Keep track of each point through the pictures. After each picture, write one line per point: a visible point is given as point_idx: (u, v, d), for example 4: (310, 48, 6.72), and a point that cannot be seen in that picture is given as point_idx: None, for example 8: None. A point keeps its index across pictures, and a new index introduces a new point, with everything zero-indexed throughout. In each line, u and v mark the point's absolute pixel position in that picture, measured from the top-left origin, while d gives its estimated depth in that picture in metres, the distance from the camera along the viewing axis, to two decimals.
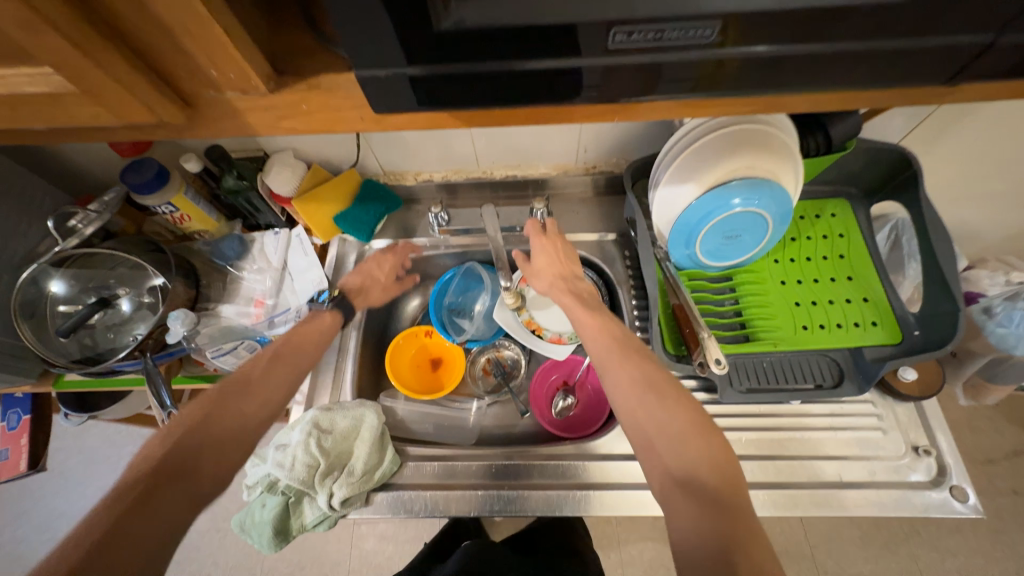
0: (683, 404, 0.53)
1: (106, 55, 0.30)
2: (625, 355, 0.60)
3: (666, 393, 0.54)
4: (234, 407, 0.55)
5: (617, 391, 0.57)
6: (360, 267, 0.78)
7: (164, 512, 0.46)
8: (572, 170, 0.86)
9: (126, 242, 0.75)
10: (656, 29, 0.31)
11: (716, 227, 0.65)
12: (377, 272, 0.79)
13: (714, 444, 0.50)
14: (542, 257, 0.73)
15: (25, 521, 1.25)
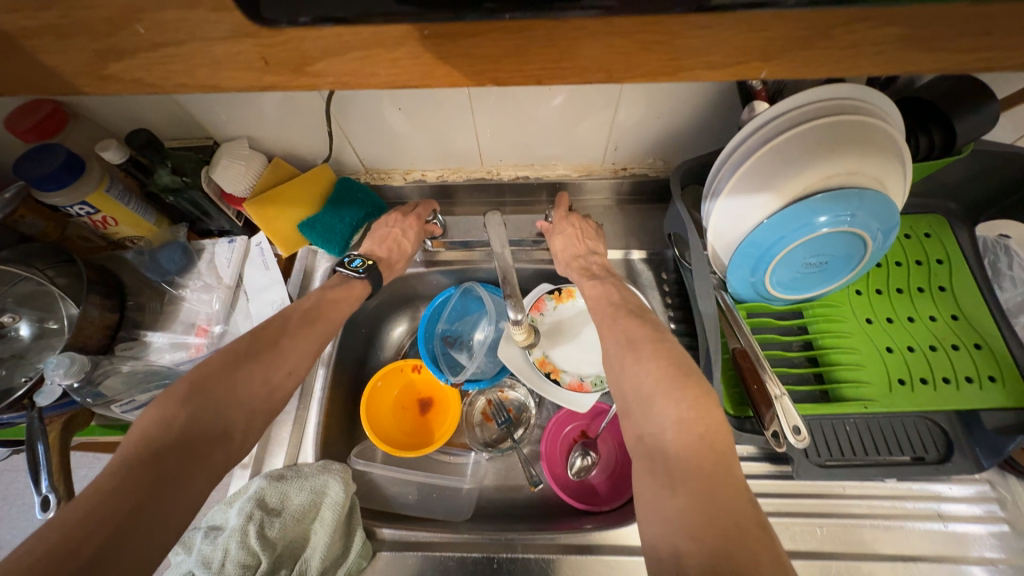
0: (668, 366, 0.43)
1: None
2: (618, 319, 0.51)
3: (650, 354, 0.45)
4: (248, 374, 0.45)
5: (612, 360, 0.48)
6: (378, 231, 0.64)
7: (175, 501, 0.37)
8: (596, 172, 0.70)
9: (30, 254, 0.59)
10: None
11: (796, 251, 0.49)
12: (398, 232, 0.64)
13: (692, 406, 0.39)
14: (563, 237, 0.63)
15: None
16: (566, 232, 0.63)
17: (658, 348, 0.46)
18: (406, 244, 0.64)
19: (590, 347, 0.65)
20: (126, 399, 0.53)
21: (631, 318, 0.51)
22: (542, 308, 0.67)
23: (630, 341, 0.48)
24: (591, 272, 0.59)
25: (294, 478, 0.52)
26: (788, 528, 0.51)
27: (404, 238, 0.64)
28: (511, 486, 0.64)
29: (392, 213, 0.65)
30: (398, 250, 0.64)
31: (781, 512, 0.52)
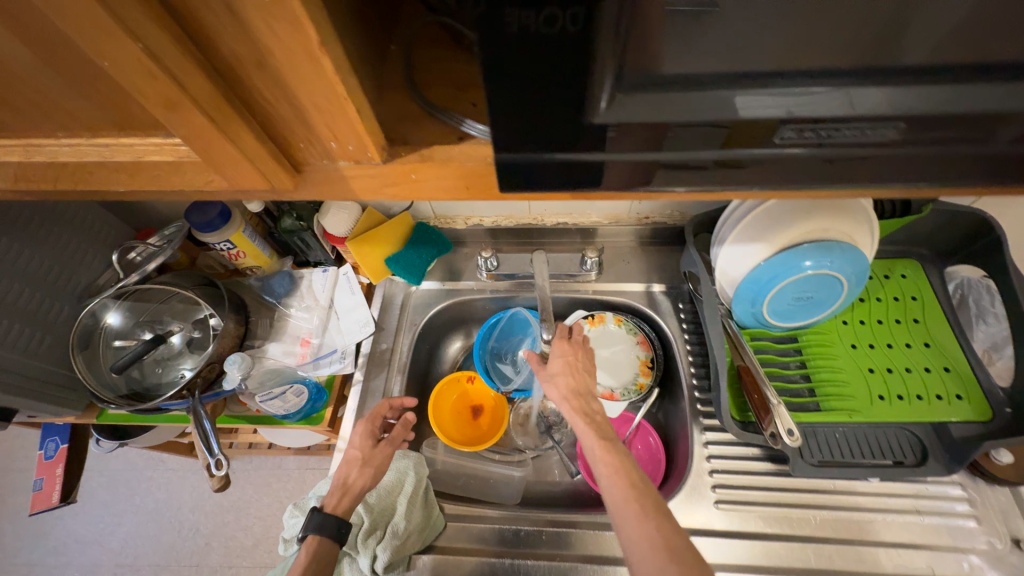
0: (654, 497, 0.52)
1: (235, 126, 0.25)
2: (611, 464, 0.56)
3: (643, 486, 0.53)
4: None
5: (615, 512, 0.52)
6: (349, 462, 0.63)
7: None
8: (623, 220, 0.85)
9: (181, 276, 0.77)
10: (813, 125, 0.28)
11: (787, 290, 0.62)
12: (359, 458, 0.63)
13: (675, 528, 0.49)
14: (557, 373, 0.67)
15: (67, 536, 1.31)
16: (562, 357, 0.68)
17: (657, 515, 0.50)
18: (365, 455, 0.63)
19: (620, 361, 0.78)
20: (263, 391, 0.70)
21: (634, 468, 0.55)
22: (579, 330, 0.80)
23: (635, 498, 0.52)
24: (589, 414, 0.63)
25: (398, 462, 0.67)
26: (787, 516, 0.62)
27: (366, 452, 0.63)
28: (549, 479, 0.76)
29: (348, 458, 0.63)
30: (356, 477, 0.61)
31: (781, 502, 0.63)
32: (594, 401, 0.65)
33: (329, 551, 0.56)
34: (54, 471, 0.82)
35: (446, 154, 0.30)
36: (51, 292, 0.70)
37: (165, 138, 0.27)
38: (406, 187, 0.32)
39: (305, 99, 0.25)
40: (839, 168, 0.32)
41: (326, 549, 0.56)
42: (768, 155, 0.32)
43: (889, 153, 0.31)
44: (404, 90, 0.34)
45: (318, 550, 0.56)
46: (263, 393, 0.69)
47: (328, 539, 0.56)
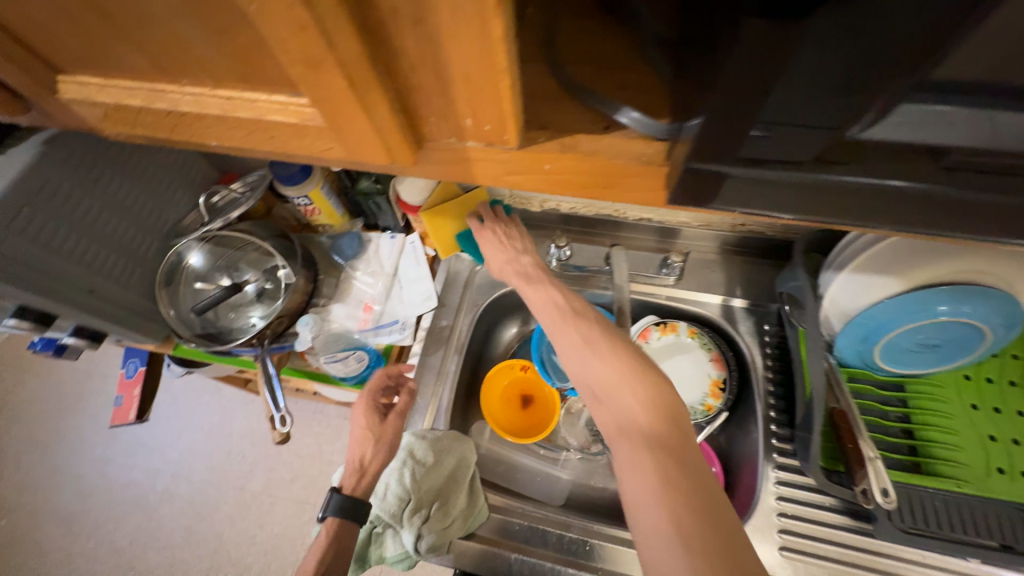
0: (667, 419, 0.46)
1: (374, 95, 0.22)
2: (613, 419, 0.48)
3: (653, 406, 0.47)
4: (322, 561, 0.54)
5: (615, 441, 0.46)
6: (358, 440, 0.62)
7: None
8: (714, 224, 0.77)
9: (259, 226, 0.78)
10: None
11: (911, 333, 0.54)
12: (368, 436, 0.63)
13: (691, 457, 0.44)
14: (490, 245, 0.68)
15: (134, 442, 1.45)
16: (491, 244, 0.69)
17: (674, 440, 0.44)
18: (370, 432, 0.63)
19: (688, 377, 0.73)
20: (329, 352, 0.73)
21: (652, 425, 0.46)
22: (648, 337, 0.75)
23: (642, 454, 0.43)
24: (527, 280, 0.65)
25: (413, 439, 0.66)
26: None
27: (375, 428, 0.63)
28: (595, 484, 0.73)
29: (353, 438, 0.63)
30: (370, 455, 0.61)
31: (857, 563, 0.57)
32: (534, 270, 0.66)
33: (349, 531, 0.57)
34: (132, 390, 0.89)
35: (592, 147, 0.27)
36: (143, 227, 0.72)
37: (292, 98, 0.24)
38: (537, 178, 0.28)
39: (456, 72, 0.22)
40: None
41: (346, 531, 0.57)
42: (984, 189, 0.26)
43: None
44: (541, 64, 0.30)
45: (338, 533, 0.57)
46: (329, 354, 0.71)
47: (346, 519, 0.57)
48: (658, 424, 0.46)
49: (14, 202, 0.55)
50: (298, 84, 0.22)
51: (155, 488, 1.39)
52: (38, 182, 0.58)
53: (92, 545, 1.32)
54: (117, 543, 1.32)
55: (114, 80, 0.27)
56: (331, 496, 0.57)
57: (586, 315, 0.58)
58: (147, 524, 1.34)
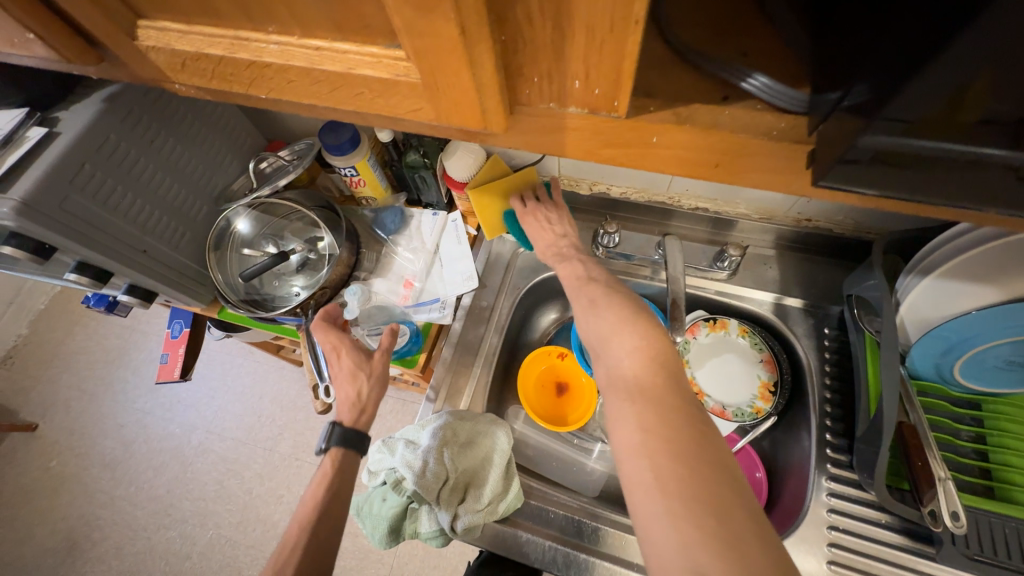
0: (676, 384, 0.43)
1: (484, 48, 0.20)
2: (634, 414, 0.41)
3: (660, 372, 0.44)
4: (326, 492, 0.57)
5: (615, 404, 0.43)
6: (341, 378, 0.62)
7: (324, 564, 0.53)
8: (776, 218, 0.72)
9: (305, 196, 0.77)
10: None
11: (1003, 349, 0.49)
12: (355, 376, 0.62)
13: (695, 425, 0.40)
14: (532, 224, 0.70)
15: (172, 397, 1.52)
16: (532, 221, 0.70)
17: (681, 410, 0.41)
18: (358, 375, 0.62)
19: (735, 377, 0.69)
20: (369, 324, 0.73)
21: (663, 390, 0.42)
22: (696, 333, 0.72)
23: (663, 458, 0.37)
24: (562, 254, 0.65)
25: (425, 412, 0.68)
26: None
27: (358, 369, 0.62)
28: None
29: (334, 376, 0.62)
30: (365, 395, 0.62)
31: None
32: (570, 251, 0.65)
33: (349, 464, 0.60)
34: (178, 349, 0.92)
35: (711, 120, 0.24)
36: (194, 190, 0.73)
37: (388, 51, 0.22)
38: (640, 152, 0.26)
39: (580, 24, 0.19)
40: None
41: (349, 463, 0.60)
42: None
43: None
44: (647, 25, 0.27)
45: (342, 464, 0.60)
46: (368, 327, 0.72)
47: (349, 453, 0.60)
48: (686, 430, 0.39)
49: (74, 159, 0.56)
50: (401, 33, 0.20)
51: (191, 442, 1.45)
52: (97, 138, 0.58)
53: (132, 490, 1.40)
54: (155, 490, 1.39)
55: (199, 28, 0.26)
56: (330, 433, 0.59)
57: (641, 310, 0.51)
58: (182, 475, 1.41)
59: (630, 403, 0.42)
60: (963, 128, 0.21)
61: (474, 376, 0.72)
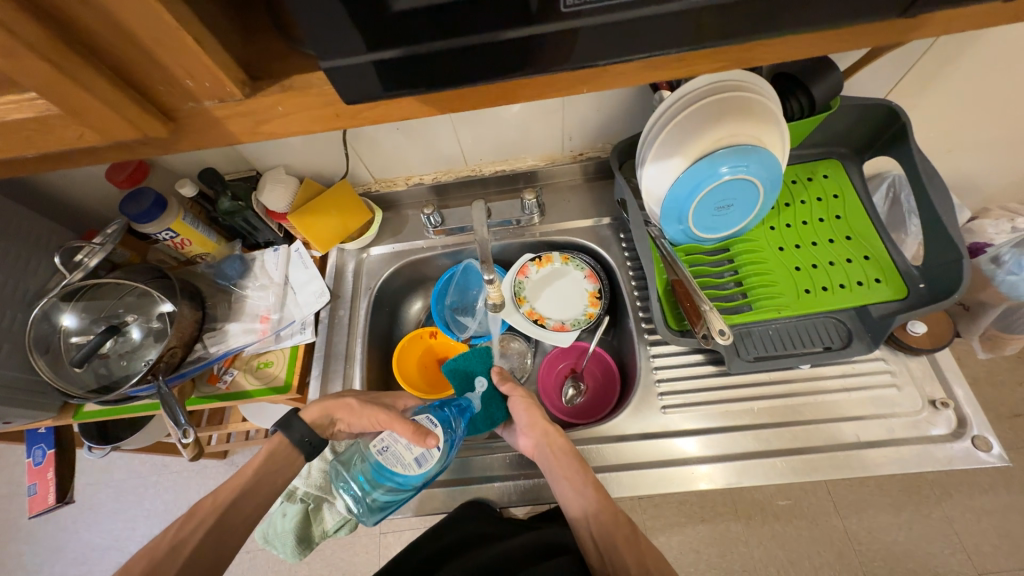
0: (590, 474, 0.63)
1: (83, 71, 0.27)
2: (580, 501, 0.60)
3: (582, 467, 0.62)
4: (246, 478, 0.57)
5: (561, 490, 0.62)
6: (389, 395, 0.67)
7: (215, 552, 0.53)
8: (560, 159, 0.86)
9: (130, 271, 0.76)
10: None
11: (709, 198, 0.65)
12: (352, 411, 0.61)
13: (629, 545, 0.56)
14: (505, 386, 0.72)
15: (84, 547, 1.36)
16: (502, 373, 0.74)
17: (606, 505, 0.60)
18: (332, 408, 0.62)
19: (567, 297, 0.81)
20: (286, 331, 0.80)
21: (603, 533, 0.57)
22: (527, 273, 0.83)
23: (610, 535, 0.57)
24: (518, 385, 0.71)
25: (393, 448, 0.56)
26: (728, 410, 0.67)
27: (357, 408, 0.61)
28: None
29: (356, 398, 0.62)
30: (338, 409, 0.62)
31: (724, 400, 0.67)
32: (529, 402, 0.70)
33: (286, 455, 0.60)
34: (47, 475, 0.85)
35: (306, 82, 0.32)
36: (3, 300, 0.70)
37: (22, 94, 0.28)
38: (279, 120, 0.33)
39: (141, 33, 0.26)
40: (699, 30, 0.30)
41: (282, 454, 0.60)
42: (616, 28, 0.30)
43: (746, 0, 0.29)
44: (268, 31, 0.36)
45: (275, 452, 0.60)
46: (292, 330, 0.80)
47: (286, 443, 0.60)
48: (612, 507, 0.59)
49: None
50: (13, 77, 0.26)
51: None
52: None
53: None
54: None
55: None
56: (290, 414, 0.61)
57: (574, 450, 0.65)
58: None
59: (571, 451, 0.64)
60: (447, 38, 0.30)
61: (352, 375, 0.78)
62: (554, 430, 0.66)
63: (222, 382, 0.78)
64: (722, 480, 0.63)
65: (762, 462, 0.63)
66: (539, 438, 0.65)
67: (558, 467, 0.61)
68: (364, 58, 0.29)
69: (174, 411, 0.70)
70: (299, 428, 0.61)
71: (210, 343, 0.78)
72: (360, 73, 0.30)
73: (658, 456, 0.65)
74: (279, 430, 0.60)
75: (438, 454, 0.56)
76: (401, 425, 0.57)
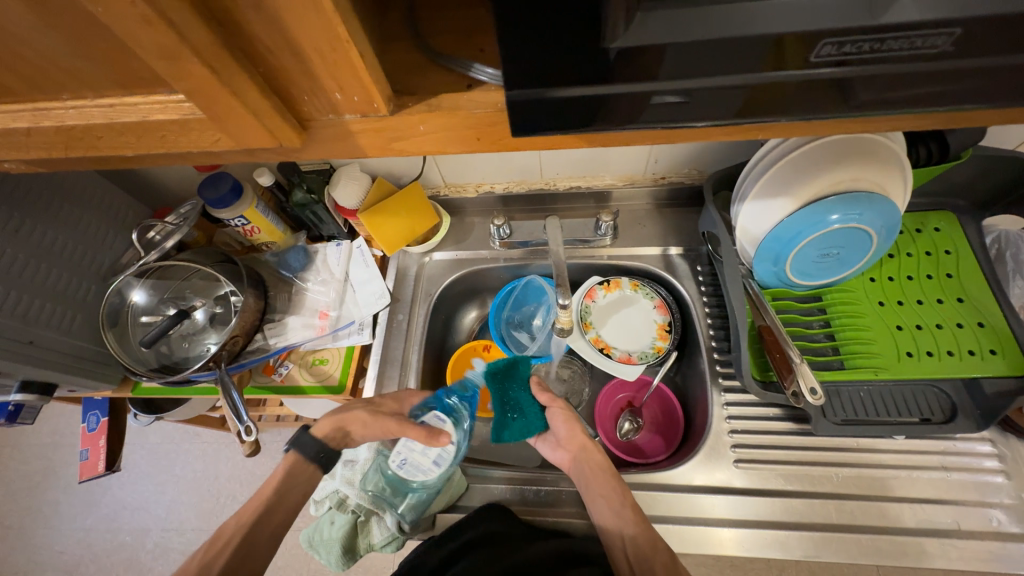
0: (630, 498, 0.58)
1: (242, 81, 0.25)
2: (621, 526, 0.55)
3: (623, 491, 0.58)
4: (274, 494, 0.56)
5: (599, 514, 0.57)
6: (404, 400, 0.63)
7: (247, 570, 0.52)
8: (638, 181, 0.82)
9: (201, 254, 0.77)
10: (885, 37, 0.24)
11: (813, 245, 0.59)
12: (364, 422, 0.59)
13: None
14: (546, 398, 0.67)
15: (113, 505, 1.41)
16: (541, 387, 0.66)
17: (650, 535, 0.55)
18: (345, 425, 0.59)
19: (636, 326, 0.77)
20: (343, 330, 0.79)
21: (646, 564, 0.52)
22: (594, 297, 0.79)
23: (650, 563, 0.52)
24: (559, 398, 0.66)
25: (410, 457, 0.56)
26: (808, 474, 0.61)
27: (369, 420, 0.58)
28: None
29: (364, 408, 0.59)
30: (352, 423, 0.60)
31: (803, 461, 0.62)
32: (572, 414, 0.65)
33: (301, 474, 0.58)
34: (98, 442, 0.87)
35: (454, 103, 0.29)
36: (78, 271, 0.71)
37: (170, 96, 0.27)
38: (416, 139, 0.31)
39: (309, 46, 0.24)
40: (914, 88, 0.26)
41: (300, 467, 0.58)
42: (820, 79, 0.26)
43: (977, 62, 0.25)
44: (407, 39, 0.33)
45: (293, 468, 0.58)
46: (349, 330, 0.79)
47: (301, 462, 0.58)
48: (654, 536, 0.54)
49: None
50: (167, 79, 0.24)
51: (147, 546, 1.35)
52: None
53: None
54: None
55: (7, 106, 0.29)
56: (300, 430, 0.59)
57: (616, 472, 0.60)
58: None
59: (612, 475, 0.59)
60: (620, 75, 0.27)
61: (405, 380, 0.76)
62: (592, 448, 0.62)
63: (277, 375, 0.78)
64: (796, 552, 0.58)
65: (844, 538, 0.57)
66: (577, 453, 0.62)
67: (595, 483, 0.58)
68: (549, 92, 0.27)
69: (233, 397, 0.69)
70: (312, 445, 0.59)
71: (270, 334, 0.78)
72: (527, 104, 0.27)
73: (726, 514, 0.61)
74: (292, 448, 0.58)
75: (453, 449, 0.55)
76: (412, 432, 0.56)
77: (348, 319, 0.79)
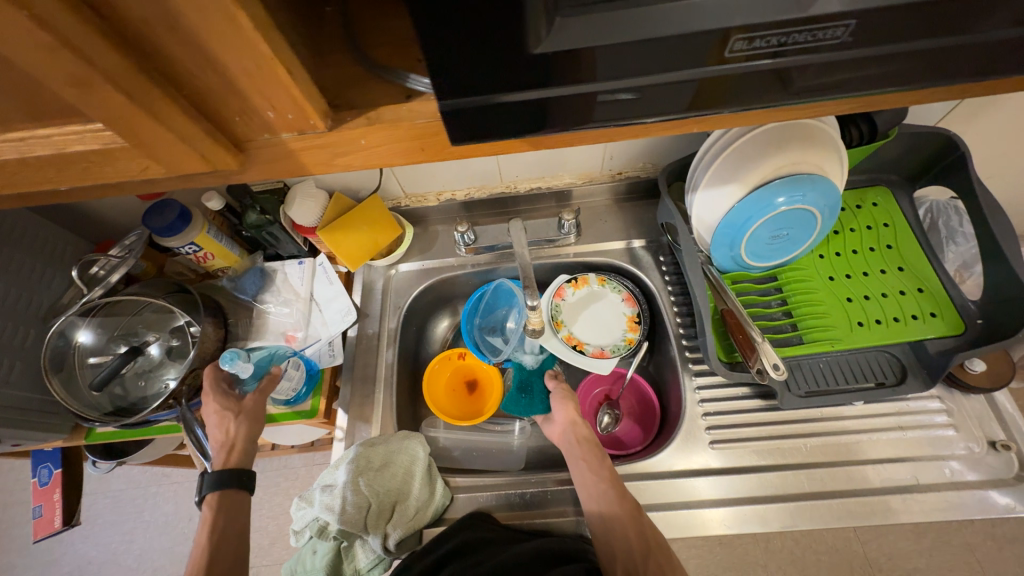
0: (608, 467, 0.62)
1: (164, 104, 0.24)
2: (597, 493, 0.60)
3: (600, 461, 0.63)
4: (215, 527, 0.56)
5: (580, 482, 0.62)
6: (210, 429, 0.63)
7: None
8: (595, 178, 0.84)
9: (151, 285, 0.73)
10: (792, 30, 0.26)
11: (764, 228, 0.62)
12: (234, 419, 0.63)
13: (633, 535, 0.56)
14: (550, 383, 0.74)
15: (78, 560, 1.31)
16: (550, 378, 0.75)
17: (623, 501, 0.59)
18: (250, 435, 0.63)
19: (606, 320, 0.78)
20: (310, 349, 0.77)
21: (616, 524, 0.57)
22: (563, 295, 0.80)
23: (618, 523, 0.57)
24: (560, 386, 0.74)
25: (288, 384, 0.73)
26: (780, 447, 0.64)
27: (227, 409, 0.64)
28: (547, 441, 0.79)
29: (218, 413, 0.63)
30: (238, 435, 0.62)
31: (774, 436, 0.65)
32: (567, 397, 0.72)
33: (232, 505, 0.58)
34: (53, 496, 0.81)
35: (396, 115, 0.29)
36: (14, 316, 0.66)
37: (86, 124, 0.25)
38: (359, 153, 0.30)
39: (233, 65, 0.23)
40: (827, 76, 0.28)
41: (232, 496, 0.59)
42: None
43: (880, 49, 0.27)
44: (343, 53, 0.33)
45: (225, 501, 0.58)
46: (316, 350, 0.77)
47: (225, 497, 0.58)
48: (627, 501, 0.59)
49: None
50: (81, 108, 0.23)
51: None
52: None
53: None
54: None
55: None
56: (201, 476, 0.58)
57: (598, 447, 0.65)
58: None
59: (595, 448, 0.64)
60: (554, 78, 0.27)
61: (379, 396, 0.75)
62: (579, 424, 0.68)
63: None
64: (775, 523, 0.60)
65: (816, 505, 0.60)
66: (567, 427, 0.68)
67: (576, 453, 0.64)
68: (490, 99, 0.27)
69: (197, 435, 0.66)
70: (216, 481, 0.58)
71: None
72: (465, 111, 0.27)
73: (707, 495, 0.62)
74: (210, 493, 0.58)
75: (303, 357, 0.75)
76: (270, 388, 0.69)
77: (316, 339, 0.78)
